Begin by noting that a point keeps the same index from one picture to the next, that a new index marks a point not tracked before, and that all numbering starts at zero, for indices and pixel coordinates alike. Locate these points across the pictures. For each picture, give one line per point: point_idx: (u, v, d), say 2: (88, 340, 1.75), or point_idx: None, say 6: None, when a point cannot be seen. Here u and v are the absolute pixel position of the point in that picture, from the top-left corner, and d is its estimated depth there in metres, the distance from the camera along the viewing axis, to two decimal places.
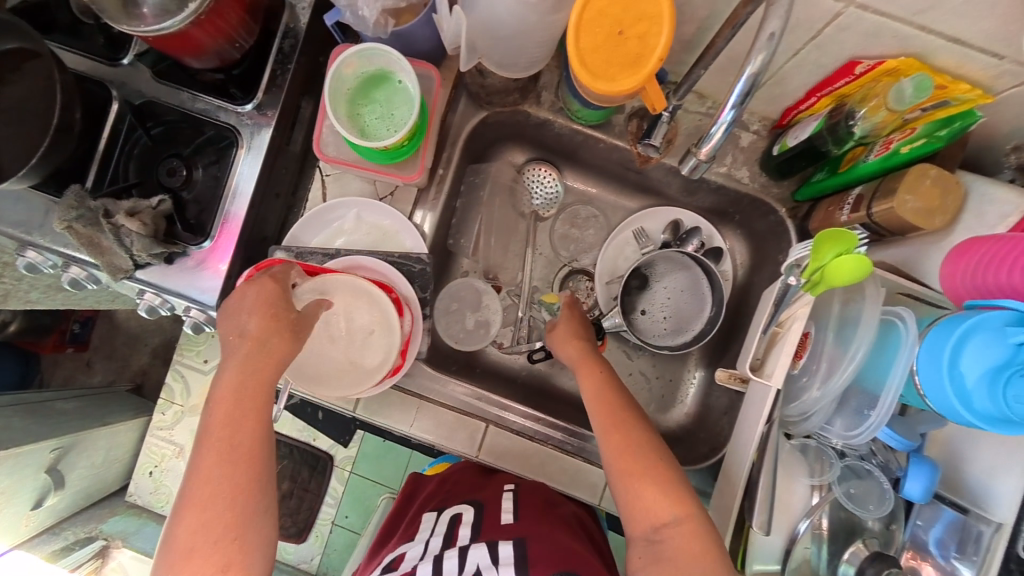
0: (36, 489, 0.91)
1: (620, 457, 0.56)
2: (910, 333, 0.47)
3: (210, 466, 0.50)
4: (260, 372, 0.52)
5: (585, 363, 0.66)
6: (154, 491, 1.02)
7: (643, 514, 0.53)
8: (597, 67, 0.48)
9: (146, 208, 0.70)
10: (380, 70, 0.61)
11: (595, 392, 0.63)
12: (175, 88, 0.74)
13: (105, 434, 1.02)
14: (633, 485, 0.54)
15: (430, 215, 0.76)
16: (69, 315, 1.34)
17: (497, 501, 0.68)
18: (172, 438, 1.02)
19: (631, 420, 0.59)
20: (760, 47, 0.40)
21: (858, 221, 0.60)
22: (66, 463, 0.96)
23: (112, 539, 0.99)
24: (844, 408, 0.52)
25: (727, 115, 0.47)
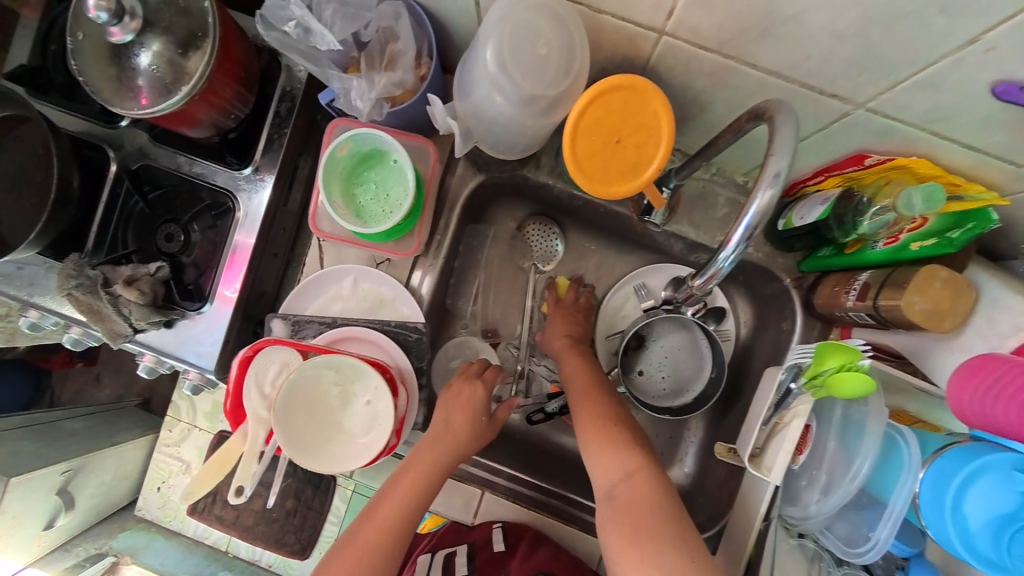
0: (47, 510, 0.92)
1: (586, 417, 0.63)
2: (914, 456, 0.45)
3: (387, 539, 0.60)
4: (436, 466, 0.64)
5: (570, 350, 0.74)
6: (162, 507, 1.00)
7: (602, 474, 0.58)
8: (594, 172, 0.47)
9: (144, 274, 0.70)
10: (376, 149, 0.60)
11: (577, 370, 0.71)
12: (172, 151, 0.73)
13: (115, 454, 1.00)
14: (596, 444, 0.61)
15: (429, 278, 0.75)
16: None
17: (486, 540, 0.73)
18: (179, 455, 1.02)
19: (604, 392, 0.66)
20: (768, 183, 0.38)
21: (864, 309, 0.58)
22: (76, 483, 0.96)
23: (122, 555, 0.97)
24: (844, 517, 0.51)
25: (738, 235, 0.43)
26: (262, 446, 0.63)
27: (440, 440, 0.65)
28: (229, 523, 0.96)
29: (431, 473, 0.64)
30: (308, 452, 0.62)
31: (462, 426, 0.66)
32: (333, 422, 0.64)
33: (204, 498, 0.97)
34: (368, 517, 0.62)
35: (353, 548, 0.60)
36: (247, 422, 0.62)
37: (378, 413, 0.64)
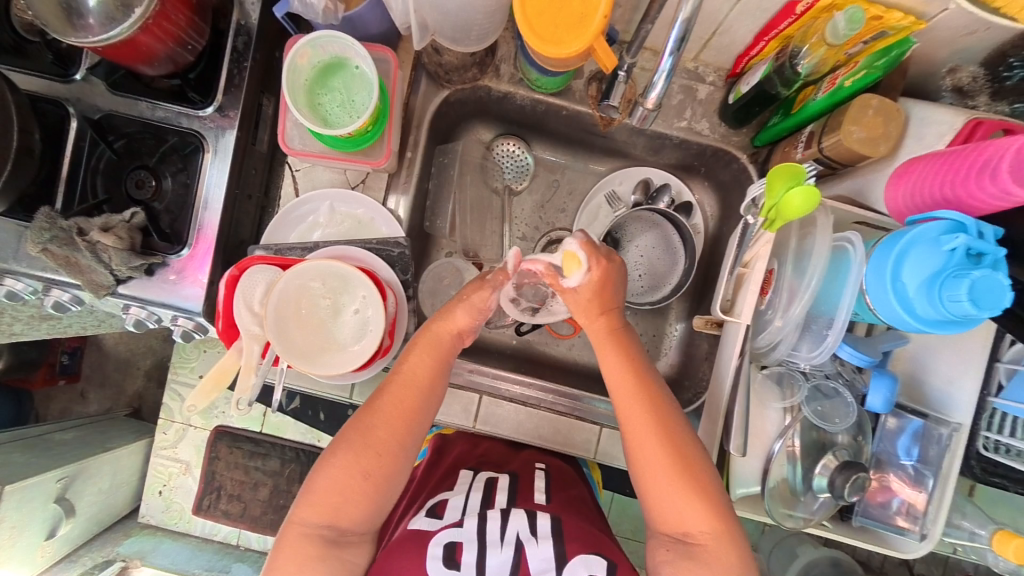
0: (48, 519, 0.94)
1: (655, 456, 0.56)
2: (858, 252, 0.49)
3: (383, 452, 0.59)
4: (420, 379, 0.63)
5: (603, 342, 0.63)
6: (166, 509, 1.07)
7: (673, 521, 0.55)
8: (544, 33, 0.50)
9: (118, 222, 0.70)
10: (336, 57, 0.62)
11: (620, 386, 0.60)
12: (131, 98, 0.73)
13: (109, 458, 1.03)
14: (669, 488, 0.54)
15: (404, 199, 0.77)
16: (56, 346, 1.33)
17: (530, 476, 0.72)
18: (177, 457, 1.06)
19: (680, 427, 0.57)
20: None
21: (812, 157, 0.62)
22: (74, 491, 0.98)
23: (129, 560, 1.01)
24: (807, 332, 0.55)
25: (666, 65, 0.50)
26: (259, 362, 0.65)
27: (421, 353, 0.64)
28: (237, 517, 1.06)
29: (417, 387, 0.63)
30: (305, 359, 0.63)
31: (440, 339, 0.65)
32: (325, 332, 0.65)
33: (208, 496, 1.05)
34: (359, 427, 0.60)
35: (352, 449, 0.59)
36: (240, 339, 0.64)
37: (368, 319, 0.65)
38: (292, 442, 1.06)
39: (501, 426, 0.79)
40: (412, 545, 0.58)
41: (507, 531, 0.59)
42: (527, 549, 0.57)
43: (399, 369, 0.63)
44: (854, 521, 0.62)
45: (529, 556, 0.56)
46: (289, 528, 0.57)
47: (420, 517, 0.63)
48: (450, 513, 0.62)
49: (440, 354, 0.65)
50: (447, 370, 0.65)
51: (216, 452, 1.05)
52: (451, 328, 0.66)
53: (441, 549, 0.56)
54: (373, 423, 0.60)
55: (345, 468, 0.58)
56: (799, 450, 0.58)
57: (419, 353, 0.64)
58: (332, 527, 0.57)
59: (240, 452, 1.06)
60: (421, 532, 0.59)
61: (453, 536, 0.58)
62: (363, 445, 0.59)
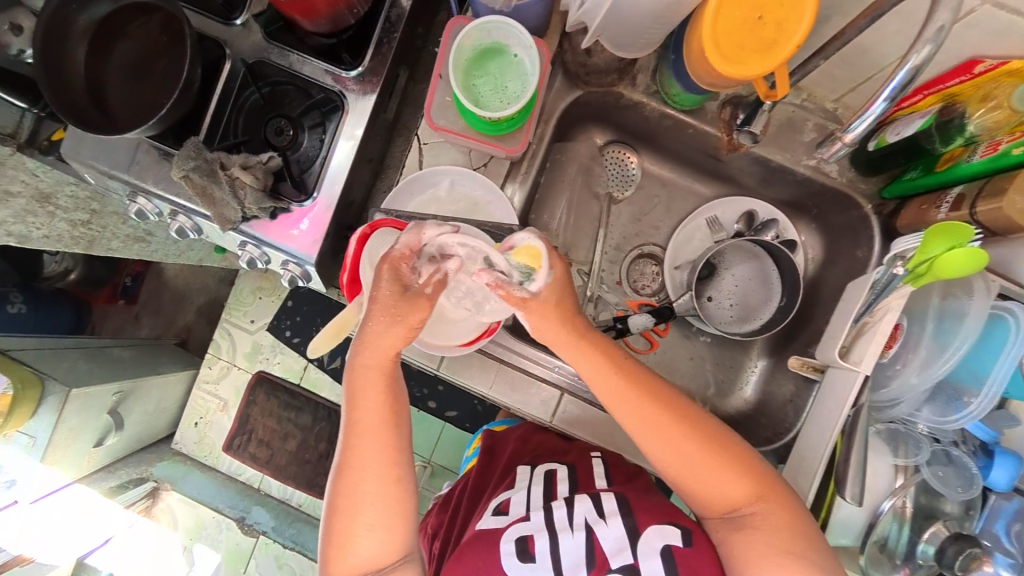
0: (98, 429, 0.98)
1: (681, 445, 0.56)
2: (1022, 325, 0.49)
3: (382, 498, 0.55)
4: (382, 418, 0.56)
5: (584, 347, 0.58)
6: (198, 442, 1.12)
7: (716, 500, 0.56)
8: (729, 52, 0.50)
9: (257, 162, 0.73)
10: (496, 44, 0.64)
11: (624, 404, 0.57)
12: (284, 49, 0.76)
13: (157, 383, 1.09)
14: (707, 474, 0.55)
15: (520, 190, 0.79)
16: (123, 270, 1.40)
17: (587, 463, 0.70)
18: (216, 393, 1.12)
19: (702, 416, 0.57)
20: (930, 38, 0.46)
21: (958, 220, 0.60)
22: (125, 407, 1.03)
23: (162, 483, 1.07)
24: (934, 397, 0.54)
25: (878, 108, 0.54)
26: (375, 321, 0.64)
27: (375, 389, 0.56)
28: (262, 463, 1.11)
29: (381, 428, 0.56)
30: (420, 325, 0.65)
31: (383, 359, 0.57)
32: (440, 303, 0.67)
33: (240, 437, 1.11)
34: (351, 482, 0.55)
35: (346, 504, 0.55)
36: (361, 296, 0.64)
37: (482, 301, 0.66)
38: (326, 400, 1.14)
39: (574, 424, 0.78)
40: (484, 543, 0.59)
41: (575, 516, 0.59)
42: (599, 529, 0.57)
43: (360, 407, 0.56)
44: None
45: (601, 536, 0.56)
46: None
47: (487, 516, 0.64)
48: (516, 509, 0.63)
49: (386, 382, 0.57)
50: (397, 396, 0.58)
51: (254, 397, 1.11)
52: (390, 349, 0.57)
53: (513, 545, 0.58)
54: (355, 473, 0.55)
55: (349, 523, 0.55)
56: (908, 511, 0.56)
57: (370, 384, 0.56)
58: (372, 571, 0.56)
59: (276, 401, 1.12)
60: (490, 531, 0.61)
61: (522, 531, 0.59)
62: (352, 497, 0.55)
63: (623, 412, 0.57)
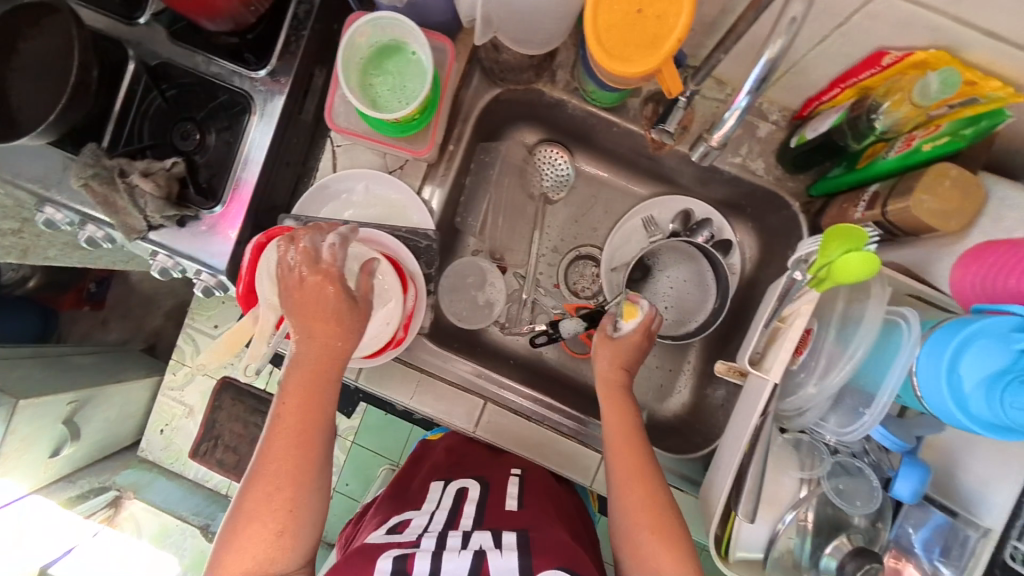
0: (54, 438, 0.95)
1: (635, 505, 0.59)
2: (912, 333, 0.46)
3: (274, 556, 0.51)
4: (291, 465, 0.52)
5: (607, 396, 0.66)
6: (165, 448, 1.09)
7: (646, 572, 0.56)
8: (613, 47, 0.47)
9: (159, 169, 0.70)
10: (393, 41, 0.61)
11: (615, 450, 0.62)
12: (191, 50, 0.73)
13: (119, 391, 1.04)
14: (649, 542, 0.57)
15: (439, 191, 0.76)
16: (88, 274, 1.34)
17: (502, 483, 0.71)
18: (182, 399, 1.09)
19: (660, 494, 0.59)
20: (781, 30, 0.42)
21: (872, 219, 0.58)
22: (82, 415, 0.99)
23: (123, 491, 1.04)
24: (839, 405, 0.51)
25: (741, 103, 0.48)
26: (271, 334, 0.62)
27: (297, 409, 0.53)
28: (230, 467, 1.06)
29: (298, 454, 0.53)
30: None
31: (308, 379, 0.54)
32: None
33: (206, 442, 1.06)
34: (250, 500, 0.52)
35: (241, 530, 0.51)
36: (258, 307, 0.62)
37: (386, 314, 0.63)
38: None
39: (505, 434, 0.75)
40: (365, 559, 0.55)
41: (470, 542, 0.57)
42: (489, 556, 0.55)
43: (269, 446, 0.53)
44: None
45: (493, 565, 0.53)
46: None
47: (379, 535, 0.61)
48: (409, 533, 0.60)
49: (308, 427, 0.53)
50: (318, 445, 0.54)
51: (219, 403, 1.07)
52: (314, 387, 0.54)
53: (391, 564, 0.54)
54: (257, 497, 0.52)
55: (241, 552, 0.51)
56: (811, 525, 0.54)
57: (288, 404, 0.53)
58: None
59: (241, 406, 1.08)
60: (377, 547, 0.58)
61: (407, 549, 0.56)
62: (251, 523, 0.51)
63: (614, 466, 0.62)
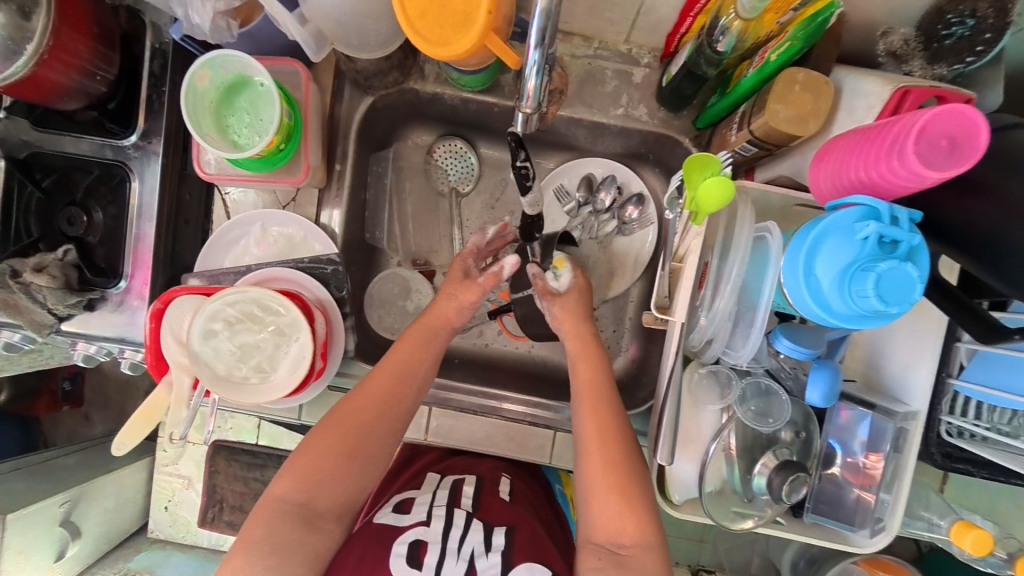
0: (54, 542, 0.90)
1: (597, 464, 0.56)
2: (775, 244, 0.46)
3: (319, 499, 0.53)
4: (373, 427, 0.56)
5: (584, 350, 0.64)
6: (173, 524, 1.07)
7: (606, 528, 0.54)
8: (429, 32, 0.47)
9: (51, 260, 0.69)
10: (238, 75, 0.59)
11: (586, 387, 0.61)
12: (56, 133, 0.70)
13: (110, 480, 1.00)
14: (608, 506, 0.54)
15: (338, 212, 0.75)
16: (56, 373, 1.20)
17: (495, 482, 0.68)
18: (178, 472, 1.06)
19: (627, 459, 0.56)
20: None
21: (744, 140, 0.57)
22: (78, 513, 0.94)
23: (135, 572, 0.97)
24: (737, 327, 0.52)
25: (534, 58, 0.46)
26: (191, 395, 0.63)
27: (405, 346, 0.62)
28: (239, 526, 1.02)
29: (396, 387, 0.59)
30: (233, 389, 0.60)
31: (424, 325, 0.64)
32: (259, 359, 0.62)
33: (210, 508, 1.02)
34: (334, 416, 0.56)
35: (316, 442, 0.55)
36: (170, 371, 0.62)
37: (300, 348, 0.62)
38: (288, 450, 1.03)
39: (454, 436, 0.76)
40: (376, 541, 0.54)
41: (464, 544, 0.54)
42: (477, 563, 0.52)
43: (340, 409, 0.57)
44: (805, 517, 0.59)
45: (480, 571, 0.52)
46: (260, 509, 0.51)
47: (386, 512, 0.59)
48: (417, 511, 0.58)
49: (392, 399, 0.58)
50: (396, 422, 0.58)
51: (215, 466, 1.01)
52: (403, 376, 0.60)
53: (406, 548, 0.52)
54: (339, 420, 0.56)
55: (311, 461, 0.53)
56: (736, 449, 0.55)
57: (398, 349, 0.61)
58: (311, 505, 0.52)
59: (237, 464, 1.02)
60: (388, 528, 0.56)
61: (420, 535, 0.54)
62: (329, 437, 0.55)
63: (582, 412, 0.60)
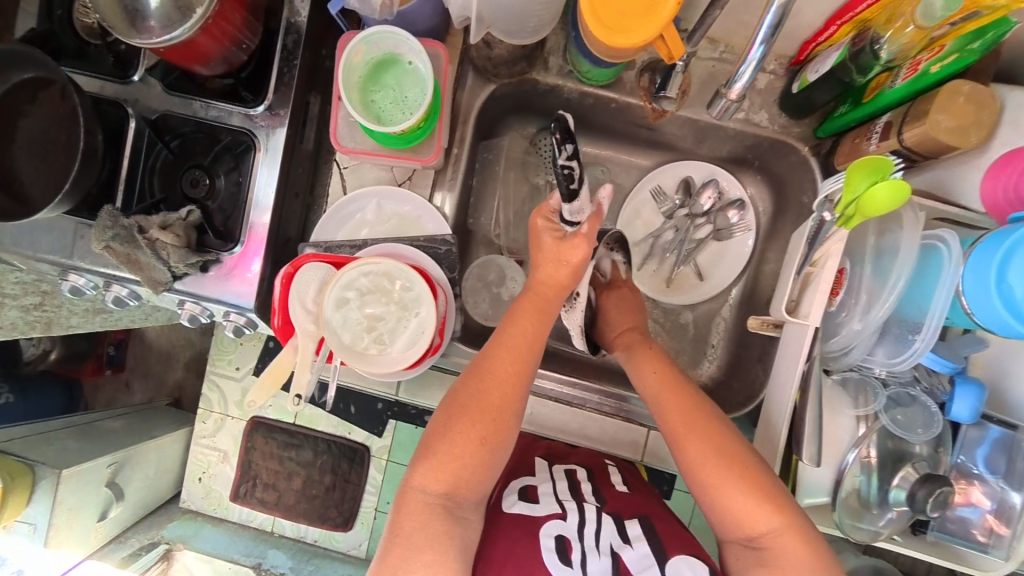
0: (99, 503, 0.92)
1: (704, 462, 0.54)
2: (953, 253, 0.47)
3: (460, 490, 0.52)
4: (506, 399, 0.55)
5: (649, 361, 0.64)
6: (205, 497, 0.99)
7: (738, 525, 0.52)
8: (611, 22, 0.48)
9: (176, 220, 0.70)
10: (389, 54, 0.61)
11: (668, 410, 0.59)
12: (188, 98, 0.72)
13: (155, 447, 0.99)
14: (730, 501, 0.52)
15: (450, 196, 0.77)
16: (103, 340, 1.28)
17: (605, 471, 0.68)
18: (215, 446, 0.99)
19: (739, 450, 0.55)
20: None
21: (889, 148, 0.57)
22: (123, 477, 0.95)
23: (174, 543, 0.97)
24: (885, 337, 0.52)
25: (754, 55, 0.49)
26: (314, 358, 0.64)
27: (525, 319, 0.59)
28: (272, 505, 0.98)
29: (519, 361, 0.57)
30: (359, 359, 0.62)
31: (539, 295, 0.61)
32: (380, 331, 0.63)
33: (245, 483, 0.98)
34: (463, 393, 0.55)
35: (454, 419, 0.54)
36: (297, 337, 0.63)
37: (421, 323, 0.63)
38: (324, 434, 0.98)
39: (548, 424, 0.79)
40: (518, 531, 0.54)
41: (602, 538, 0.54)
42: (624, 553, 0.52)
43: (465, 394, 0.55)
44: (928, 535, 0.59)
45: (628, 560, 0.52)
46: (405, 498, 0.52)
47: (516, 501, 0.59)
48: (546, 501, 0.58)
49: (519, 372, 0.57)
50: (519, 401, 0.56)
51: (252, 442, 0.98)
52: (522, 354, 0.57)
53: (552, 543, 0.52)
54: (466, 399, 0.55)
55: (450, 440, 0.53)
56: (874, 460, 0.55)
57: (519, 318, 0.59)
58: (451, 495, 0.52)
59: (275, 442, 0.98)
60: (526, 519, 0.56)
61: (560, 529, 0.54)
62: (463, 415, 0.54)
63: (674, 429, 0.58)
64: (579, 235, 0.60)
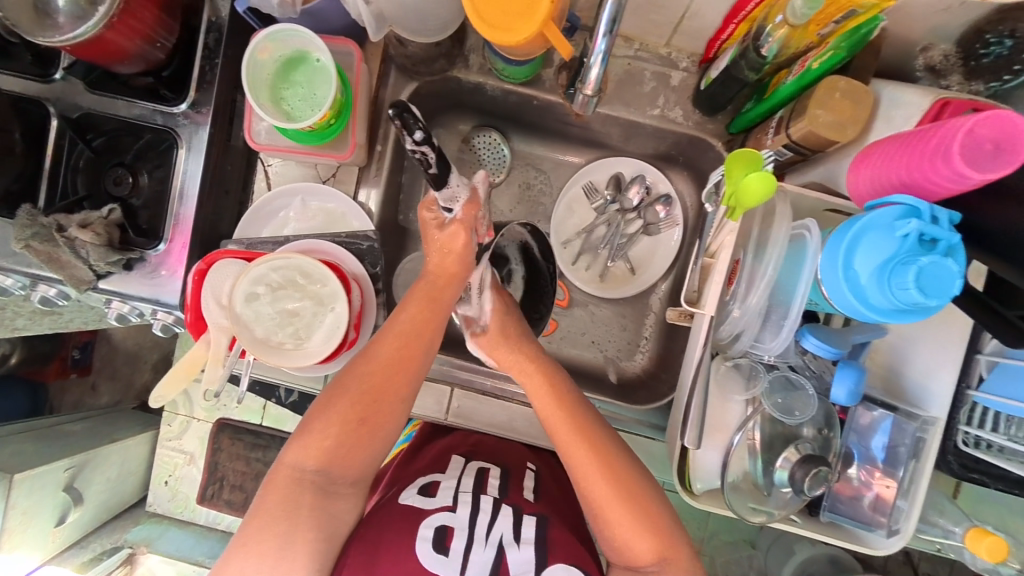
0: (56, 507, 0.90)
1: (598, 491, 0.57)
2: (814, 240, 0.48)
3: (333, 466, 0.55)
4: (392, 385, 0.58)
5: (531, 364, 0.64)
6: (172, 498, 1.00)
7: (624, 554, 0.57)
8: (494, 19, 0.49)
9: (96, 218, 0.70)
10: (298, 51, 0.62)
11: (547, 408, 0.60)
12: (110, 97, 0.72)
13: (117, 450, 0.97)
14: (625, 534, 0.56)
15: (374, 192, 0.78)
16: (67, 340, 1.25)
17: (521, 473, 0.69)
18: (182, 447, 0.99)
19: (632, 479, 0.57)
20: None
21: (781, 144, 0.59)
22: (82, 480, 0.93)
23: (137, 546, 0.98)
24: (768, 321, 0.54)
25: (601, 47, 0.50)
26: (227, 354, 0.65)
27: (419, 307, 0.61)
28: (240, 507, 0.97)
29: (410, 347, 0.59)
30: (271, 352, 0.62)
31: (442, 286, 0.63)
32: (297, 325, 0.64)
33: (211, 485, 0.97)
34: (347, 375, 0.58)
35: (335, 399, 0.56)
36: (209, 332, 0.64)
37: (336, 318, 0.64)
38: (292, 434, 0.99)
39: (476, 418, 0.77)
40: (401, 523, 0.56)
41: (492, 530, 0.57)
42: (509, 552, 0.56)
43: (350, 376, 0.57)
44: (822, 517, 0.61)
45: (511, 560, 0.55)
46: (277, 472, 0.55)
47: (412, 494, 0.61)
48: (443, 494, 0.60)
49: (408, 359, 0.59)
50: (407, 385, 0.59)
51: (219, 444, 0.97)
52: (412, 342, 0.59)
53: (433, 532, 0.55)
54: (349, 383, 0.57)
55: (327, 419, 0.56)
56: (760, 443, 0.56)
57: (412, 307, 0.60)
58: (325, 473, 0.55)
59: (241, 444, 0.98)
60: (415, 509, 0.58)
61: (446, 520, 0.57)
62: (343, 396, 0.57)
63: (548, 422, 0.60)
64: (457, 222, 0.64)
